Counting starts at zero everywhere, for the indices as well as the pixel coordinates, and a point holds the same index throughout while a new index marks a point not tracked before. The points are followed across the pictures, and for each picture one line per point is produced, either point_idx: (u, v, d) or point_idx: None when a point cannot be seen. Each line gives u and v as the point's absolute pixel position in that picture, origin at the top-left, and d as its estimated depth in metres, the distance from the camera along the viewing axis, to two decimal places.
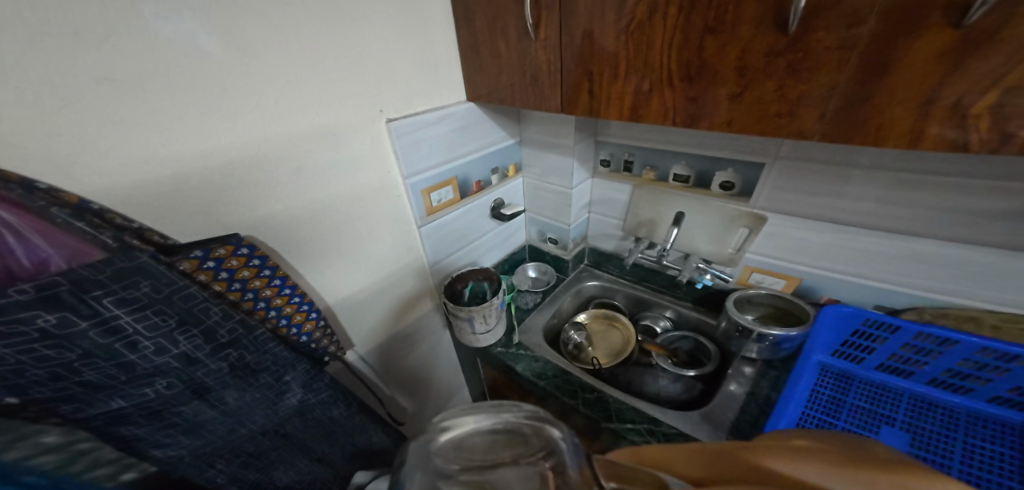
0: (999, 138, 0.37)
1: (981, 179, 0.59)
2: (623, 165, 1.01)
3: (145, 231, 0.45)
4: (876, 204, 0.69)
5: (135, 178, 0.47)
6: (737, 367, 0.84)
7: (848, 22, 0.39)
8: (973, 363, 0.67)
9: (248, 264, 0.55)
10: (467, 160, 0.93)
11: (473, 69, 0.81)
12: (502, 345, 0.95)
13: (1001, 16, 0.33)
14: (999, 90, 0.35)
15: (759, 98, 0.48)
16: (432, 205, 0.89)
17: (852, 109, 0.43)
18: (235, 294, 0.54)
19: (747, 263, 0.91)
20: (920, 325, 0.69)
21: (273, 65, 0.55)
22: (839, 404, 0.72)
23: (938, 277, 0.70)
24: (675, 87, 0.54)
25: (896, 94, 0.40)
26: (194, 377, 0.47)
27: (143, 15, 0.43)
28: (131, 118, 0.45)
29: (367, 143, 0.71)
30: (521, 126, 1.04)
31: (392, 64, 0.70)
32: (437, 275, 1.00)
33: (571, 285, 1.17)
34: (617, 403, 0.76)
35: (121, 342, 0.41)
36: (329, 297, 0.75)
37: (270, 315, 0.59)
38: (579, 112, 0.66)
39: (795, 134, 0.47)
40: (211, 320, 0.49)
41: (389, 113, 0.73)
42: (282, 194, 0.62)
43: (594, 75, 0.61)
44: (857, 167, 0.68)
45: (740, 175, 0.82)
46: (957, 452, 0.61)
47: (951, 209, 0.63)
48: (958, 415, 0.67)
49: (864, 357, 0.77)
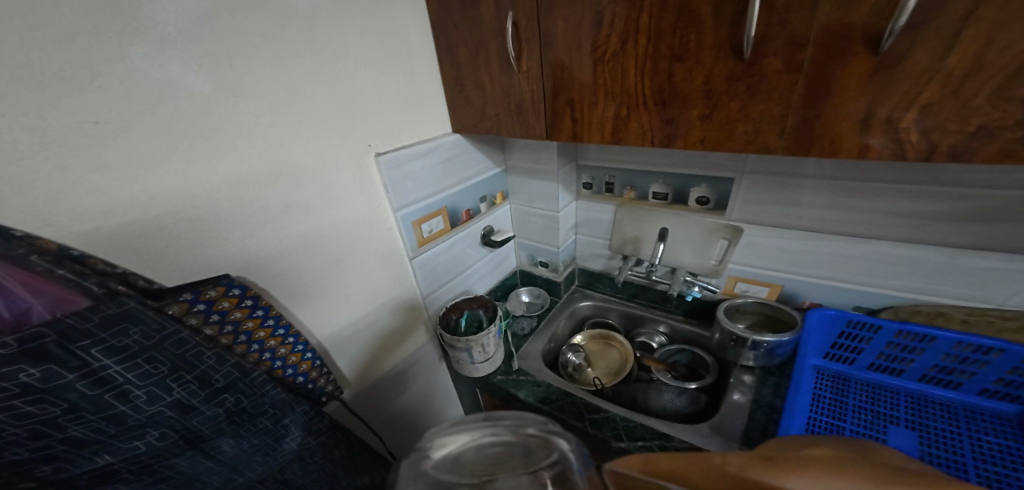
0: (927, 147, 0.42)
1: (926, 185, 0.66)
2: (605, 186, 1.05)
3: (129, 275, 0.43)
4: (838, 211, 0.75)
5: (121, 218, 0.46)
6: (736, 376, 0.85)
7: (790, 47, 0.45)
8: (955, 357, 0.71)
9: (240, 305, 0.54)
10: (456, 190, 0.95)
11: (457, 102, 0.84)
12: (503, 372, 0.94)
13: (904, 44, 0.39)
14: (916, 108, 0.41)
15: (724, 118, 0.53)
16: (423, 236, 0.90)
17: (807, 125, 0.48)
18: (228, 337, 0.52)
19: (731, 274, 0.95)
20: (900, 323, 0.74)
21: (261, 103, 0.56)
22: (844, 406, 0.73)
23: (903, 275, 0.75)
24: (649, 110, 0.59)
25: (841, 109, 0.45)
26: (189, 426, 0.44)
27: (129, 58, 0.43)
28: (116, 159, 0.44)
29: (355, 176, 0.72)
30: (506, 154, 1.08)
31: (379, 99, 0.73)
32: (431, 305, 0.99)
33: (565, 307, 1.18)
34: (624, 421, 0.76)
35: (110, 393, 0.38)
36: (320, 334, 0.73)
37: (265, 357, 0.57)
38: (563, 137, 0.70)
39: (761, 149, 0.52)
40: (205, 365, 0.46)
41: (378, 147, 0.75)
42: (270, 231, 0.61)
43: (574, 103, 0.65)
44: (804, 178, 0.75)
45: (715, 190, 0.88)
46: (967, 448, 0.64)
47: (906, 213, 0.69)
48: (953, 409, 0.71)
49: (855, 358, 0.80)
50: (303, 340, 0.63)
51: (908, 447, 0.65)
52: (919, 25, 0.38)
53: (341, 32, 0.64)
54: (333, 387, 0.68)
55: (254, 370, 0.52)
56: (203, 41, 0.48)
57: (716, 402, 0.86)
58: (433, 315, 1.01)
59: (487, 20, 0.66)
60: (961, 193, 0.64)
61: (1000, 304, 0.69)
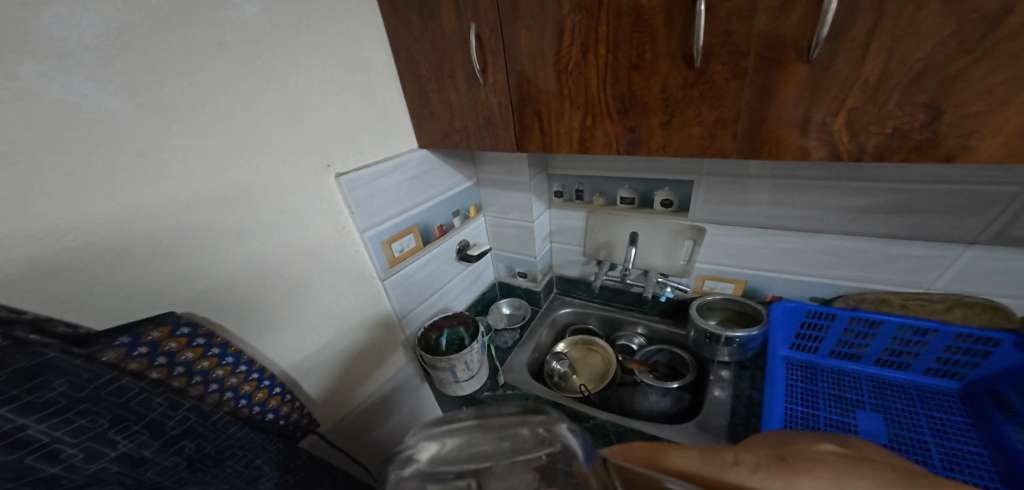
0: (857, 148, 0.47)
1: (861, 183, 0.72)
2: (575, 194, 1.08)
3: (42, 321, 0.39)
4: (787, 208, 0.81)
5: (27, 255, 0.40)
6: (714, 372, 0.89)
7: (734, 57, 0.49)
8: (901, 340, 0.79)
9: (191, 345, 0.49)
10: (427, 207, 0.94)
11: (423, 119, 0.83)
12: (490, 389, 0.92)
13: (827, 54, 0.44)
14: (845, 111, 0.46)
15: (682, 123, 0.56)
16: (394, 256, 0.87)
17: (756, 130, 0.52)
18: (180, 380, 0.47)
19: (699, 273, 1.00)
20: (850, 310, 0.82)
21: (204, 122, 0.52)
22: (815, 394, 0.79)
23: (846, 266, 0.82)
24: (613, 118, 0.61)
25: (781, 114, 0.49)
26: (143, 481, 0.39)
27: (24, 78, 0.38)
28: (20, 187, 0.39)
29: (315, 199, 0.69)
30: (476, 167, 1.08)
31: (336, 117, 0.70)
32: (408, 326, 0.96)
33: (546, 316, 1.18)
34: (614, 428, 0.76)
35: (34, 455, 0.33)
36: (284, 363, 0.68)
37: (227, 396, 0.52)
38: (533, 147, 0.71)
39: (717, 154, 0.56)
40: (155, 412, 0.42)
41: (337, 168, 0.72)
42: (223, 260, 0.57)
43: (542, 113, 0.67)
44: (750, 177, 0.81)
45: (678, 193, 0.92)
46: (925, 426, 0.71)
47: (847, 208, 0.75)
48: (908, 390, 0.79)
49: (818, 347, 0.88)
50: (269, 375, 0.58)
51: (877, 429, 0.71)
52: (839, 37, 0.43)
53: (291, 48, 0.61)
54: (308, 420, 0.64)
55: (213, 412, 0.48)
56: (129, 58, 0.44)
57: (699, 399, 0.88)
58: (411, 335, 0.98)
59: (450, 34, 0.67)
60: (890, 188, 0.70)
61: (928, 286, 0.77)
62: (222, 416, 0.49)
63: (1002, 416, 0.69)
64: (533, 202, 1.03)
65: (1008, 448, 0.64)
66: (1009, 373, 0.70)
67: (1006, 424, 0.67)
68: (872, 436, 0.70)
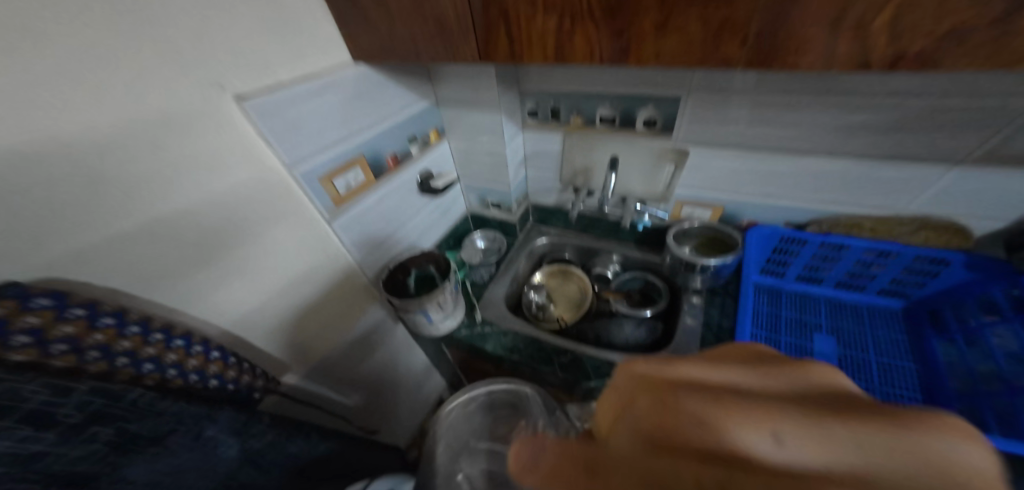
0: (893, 57, 0.38)
1: (868, 98, 0.64)
2: (551, 114, 0.94)
3: None
4: (769, 128, 0.74)
5: None
6: (686, 298, 0.92)
7: None
8: (862, 263, 0.82)
9: (63, 318, 0.38)
10: (373, 133, 0.79)
11: (359, 26, 0.64)
12: (467, 326, 0.90)
13: None
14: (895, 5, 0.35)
15: (682, 30, 0.45)
16: (339, 195, 0.74)
17: (770, 36, 0.41)
18: (66, 360, 0.38)
19: (679, 198, 0.96)
20: (823, 235, 0.82)
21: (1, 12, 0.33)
22: (779, 319, 0.85)
23: (829, 187, 0.78)
24: (597, 21, 0.48)
25: (808, 12, 0.38)
26: (56, 472, 0.32)
27: None
28: None
29: (213, 130, 0.51)
30: (433, 82, 0.91)
31: (228, 15, 0.50)
32: (371, 269, 0.89)
33: (523, 248, 1.14)
34: (592, 360, 0.80)
35: None
36: (221, 321, 0.60)
37: (147, 369, 0.44)
38: (500, 61, 0.58)
39: (721, 64, 0.46)
40: (30, 402, 0.32)
41: (237, 87, 0.53)
42: (108, 215, 0.44)
43: (510, 14, 0.52)
44: (733, 92, 0.72)
45: (661, 111, 0.82)
46: (870, 343, 0.79)
47: (847, 126, 0.68)
48: (860, 310, 0.86)
49: (785, 272, 0.92)
50: (203, 344, 0.52)
51: (829, 351, 0.79)
52: None
53: None
54: (263, 381, 0.61)
55: (128, 390, 0.39)
56: None
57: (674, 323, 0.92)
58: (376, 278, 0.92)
59: None
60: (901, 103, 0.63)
61: (902, 209, 0.76)
62: (142, 392, 0.40)
63: (934, 333, 0.77)
64: (505, 125, 0.90)
65: (933, 361, 0.74)
66: (950, 291, 0.76)
67: (937, 340, 0.75)
68: (825, 357, 0.78)
